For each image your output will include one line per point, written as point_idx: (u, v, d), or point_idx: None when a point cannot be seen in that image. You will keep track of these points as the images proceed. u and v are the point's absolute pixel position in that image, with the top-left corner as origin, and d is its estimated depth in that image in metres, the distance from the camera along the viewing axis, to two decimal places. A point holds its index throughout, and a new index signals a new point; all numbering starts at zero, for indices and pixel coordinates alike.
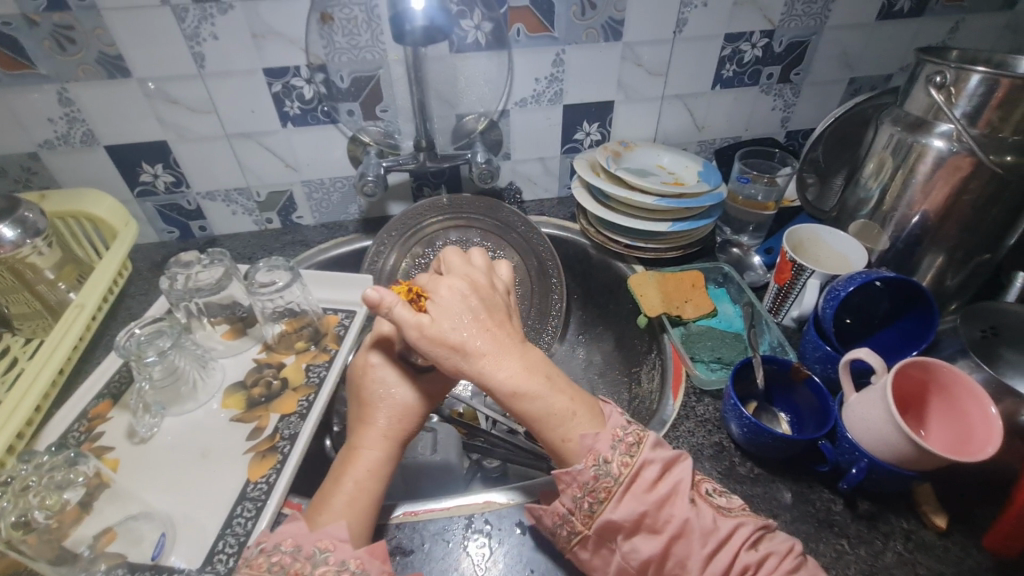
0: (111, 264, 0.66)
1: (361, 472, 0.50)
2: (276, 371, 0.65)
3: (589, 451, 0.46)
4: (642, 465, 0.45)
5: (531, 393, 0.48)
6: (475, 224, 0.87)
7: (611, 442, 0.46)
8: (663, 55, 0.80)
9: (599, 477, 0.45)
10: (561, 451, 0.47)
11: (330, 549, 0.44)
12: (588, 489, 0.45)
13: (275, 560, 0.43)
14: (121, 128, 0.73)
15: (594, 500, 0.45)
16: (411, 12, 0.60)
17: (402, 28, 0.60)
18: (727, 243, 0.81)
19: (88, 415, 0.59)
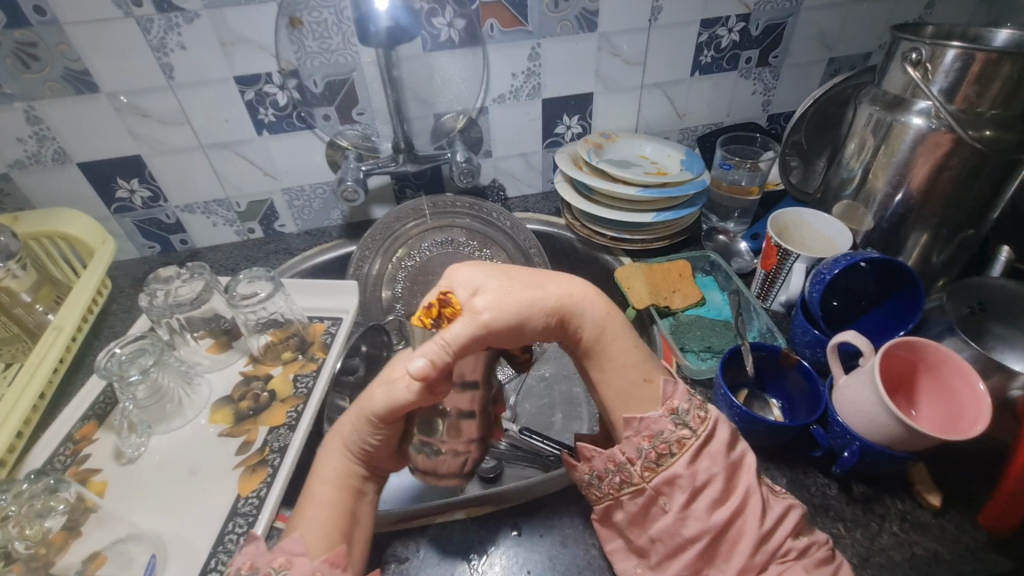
0: (90, 282, 0.65)
1: (331, 487, 0.47)
2: (264, 383, 0.64)
3: (667, 400, 0.46)
4: (717, 425, 0.45)
5: (614, 333, 0.48)
6: (463, 224, 0.86)
7: (688, 396, 0.47)
8: (640, 44, 0.79)
9: (676, 428, 0.44)
10: (643, 394, 0.47)
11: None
12: (660, 440, 0.44)
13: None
14: (92, 144, 0.72)
15: (664, 453, 0.44)
16: (374, 13, 0.60)
17: (366, 30, 0.60)
18: (712, 230, 0.81)
19: (74, 437, 0.58)
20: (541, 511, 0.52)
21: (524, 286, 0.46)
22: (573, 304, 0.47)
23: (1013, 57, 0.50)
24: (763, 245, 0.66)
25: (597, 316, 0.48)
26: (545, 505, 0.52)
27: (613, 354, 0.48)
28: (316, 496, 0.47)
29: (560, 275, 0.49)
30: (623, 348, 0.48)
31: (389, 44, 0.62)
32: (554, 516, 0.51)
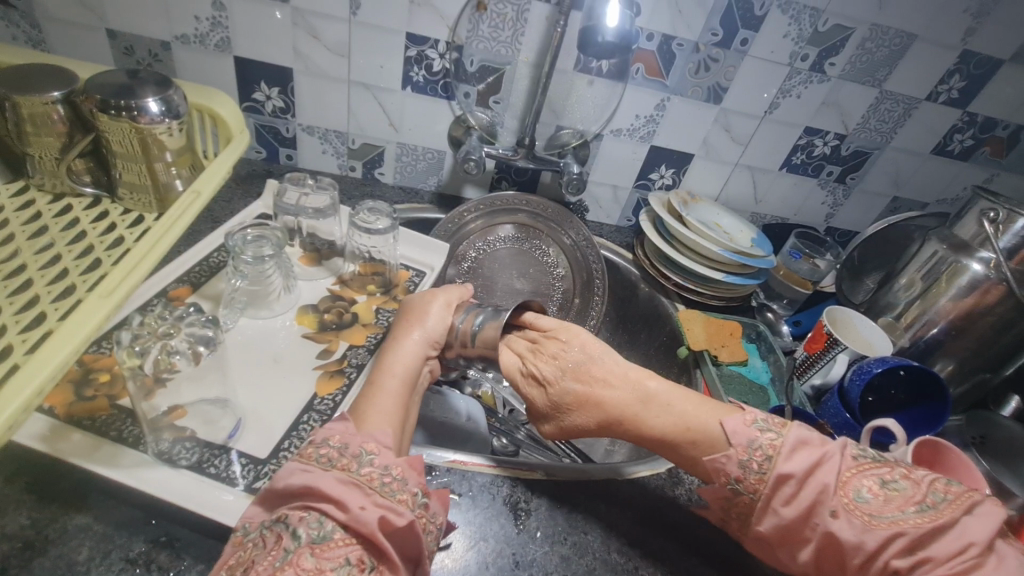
0: (226, 161, 0.68)
1: (396, 381, 0.54)
2: (348, 305, 0.68)
3: (721, 471, 0.48)
4: (776, 479, 0.46)
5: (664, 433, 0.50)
6: (531, 223, 0.92)
7: (739, 463, 0.47)
8: (750, 128, 0.89)
9: (737, 493, 0.48)
10: (700, 470, 0.50)
11: (375, 453, 0.46)
12: (732, 503, 0.49)
13: (324, 452, 0.45)
14: (257, 44, 0.77)
15: (743, 513, 0.48)
16: (604, 27, 0.75)
17: (594, 39, 0.76)
18: (762, 306, 0.90)
19: (168, 295, 0.61)
20: (583, 492, 0.57)
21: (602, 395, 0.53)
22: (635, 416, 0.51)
23: None
24: (814, 330, 0.75)
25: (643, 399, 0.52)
26: (585, 489, 0.57)
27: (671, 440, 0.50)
28: (381, 388, 0.53)
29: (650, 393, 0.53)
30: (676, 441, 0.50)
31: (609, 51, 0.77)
32: (592, 499, 0.56)
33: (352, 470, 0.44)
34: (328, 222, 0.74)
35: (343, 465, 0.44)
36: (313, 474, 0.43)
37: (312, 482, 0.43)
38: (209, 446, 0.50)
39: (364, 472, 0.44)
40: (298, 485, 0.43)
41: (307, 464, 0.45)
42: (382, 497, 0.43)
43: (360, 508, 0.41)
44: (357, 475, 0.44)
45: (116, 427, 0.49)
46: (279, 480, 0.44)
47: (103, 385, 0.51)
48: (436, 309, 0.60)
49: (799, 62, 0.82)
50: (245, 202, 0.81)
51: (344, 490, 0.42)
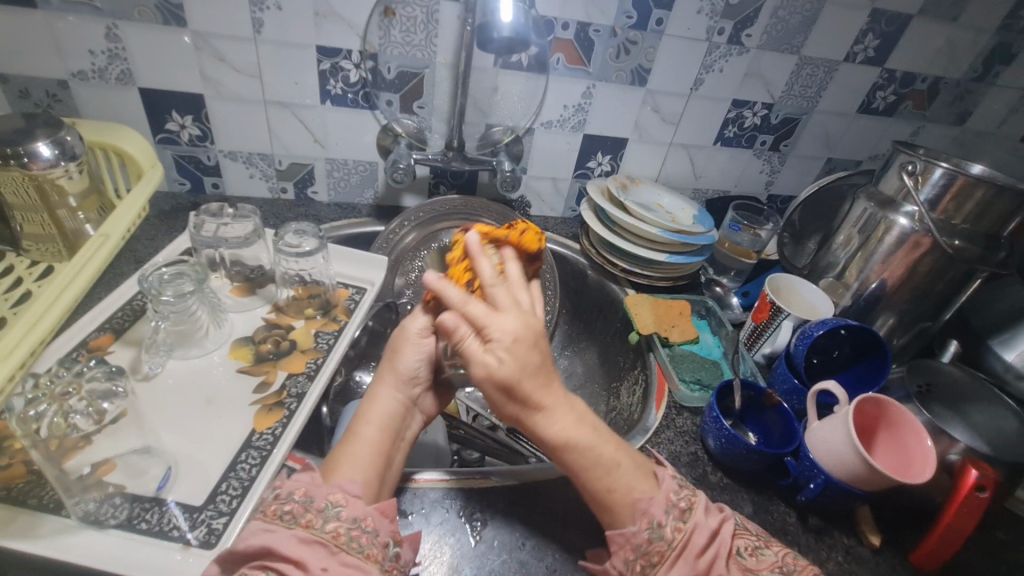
0: (137, 199, 0.65)
1: (374, 430, 0.52)
2: (285, 332, 0.65)
3: (642, 514, 0.47)
4: (693, 530, 0.46)
5: (581, 444, 0.49)
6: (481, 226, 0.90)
7: (666, 506, 0.47)
8: (679, 107, 0.89)
9: (652, 540, 0.46)
10: (610, 501, 0.49)
11: (342, 504, 0.44)
12: (641, 552, 0.46)
13: (287, 508, 0.44)
14: (159, 73, 0.74)
15: (648, 564, 0.45)
16: (498, 23, 0.68)
17: (489, 36, 0.68)
18: (710, 281, 0.90)
19: (87, 346, 0.58)
20: (540, 494, 0.56)
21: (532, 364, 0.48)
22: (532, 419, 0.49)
23: (986, 184, 0.63)
24: (758, 300, 0.75)
25: (565, 423, 0.49)
26: (544, 489, 0.57)
27: (583, 456, 0.49)
28: (357, 438, 0.51)
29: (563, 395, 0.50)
30: (587, 458, 0.49)
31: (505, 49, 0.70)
32: (549, 499, 0.56)
33: (315, 528, 0.43)
34: (253, 248, 0.71)
35: (307, 522, 0.43)
36: (275, 534, 0.43)
37: (272, 543, 0.42)
38: (138, 501, 0.47)
39: (329, 529, 0.43)
40: (257, 545, 0.42)
41: (270, 523, 0.43)
42: (349, 557, 0.42)
43: (322, 570, 0.41)
44: (320, 532, 0.43)
45: (34, 494, 0.46)
46: (239, 541, 0.43)
47: (18, 452, 0.48)
48: (414, 333, 0.57)
49: (716, 36, 0.82)
50: (170, 238, 0.78)
51: (305, 550, 0.42)
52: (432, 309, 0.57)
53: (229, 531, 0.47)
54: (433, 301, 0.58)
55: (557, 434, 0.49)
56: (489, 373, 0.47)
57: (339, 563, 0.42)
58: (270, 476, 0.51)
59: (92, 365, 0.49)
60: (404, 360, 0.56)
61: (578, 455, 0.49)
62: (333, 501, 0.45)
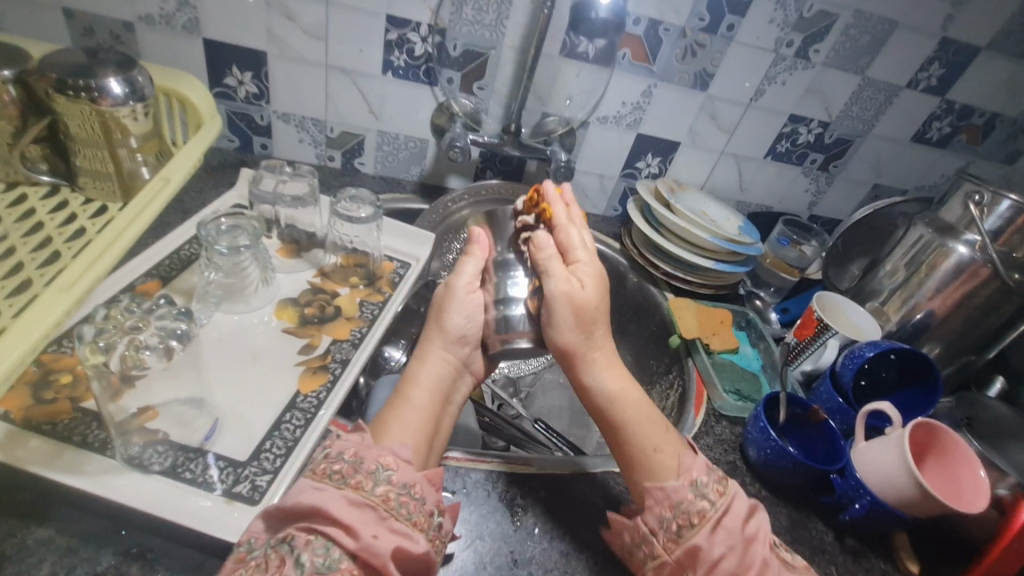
0: (194, 150, 0.64)
1: (424, 396, 0.51)
2: (330, 298, 0.64)
3: (685, 471, 0.47)
4: (733, 498, 0.45)
5: (629, 402, 0.51)
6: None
7: (707, 469, 0.47)
8: (736, 116, 0.89)
9: (694, 500, 0.45)
10: (652, 462, 0.48)
11: (392, 469, 0.43)
12: (680, 511, 0.45)
13: (337, 467, 0.42)
14: (227, 26, 0.73)
15: (685, 525, 0.44)
16: (597, 3, 0.74)
17: (586, 15, 0.74)
18: (750, 294, 0.89)
19: (135, 290, 0.57)
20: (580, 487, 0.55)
21: (590, 321, 0.54)
22: (576, 355, 0.54)
23: None
24: (804, 317, 0.75)
25: (614, 372, 0.54)
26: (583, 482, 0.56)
27: (633, 449, 0.49)
28: (408, 402, 0.50)
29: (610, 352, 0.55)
30: (646, 419, 0.50)
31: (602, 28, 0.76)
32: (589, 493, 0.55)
33: (366, 490, 0.41)
34: (307, 212, 0.71)
35: (357, 483, 0.41)
36: (326, 493, 0.40)
37: (324, 504, 0.39)
38: (183, 449, 0.46)
39: (379, 492, 0.41)
40: (307, 505, 0.39)
41: (320, 481, 0.41)
42: (399, 523, 0.40)
43: (373, 537, 0.39)
44: (371, 495, 0.41)
45: (79, 431, 0.45)
46: (290, 496, 0.40)
47: (64, 387, 0.47)
48: (461, 288, 0.58)
49: (784, 48, 0.82)
50: (217, 192, 0.77)
51: (355, 514, 0.39)
52: (477, 263, 0.59)
53: (272, 490, 0.45)
54: (474, 256, 0.60)
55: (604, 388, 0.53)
56: (569, 292, 0.54)
57: (388, 529, 0.40)
58: (314, 438, 0.50)
59: (161, 305, 0.51)
60: (455, 317, 0.57)
61: (636, 423, 0.50)
62: (384, 465, 0.43)
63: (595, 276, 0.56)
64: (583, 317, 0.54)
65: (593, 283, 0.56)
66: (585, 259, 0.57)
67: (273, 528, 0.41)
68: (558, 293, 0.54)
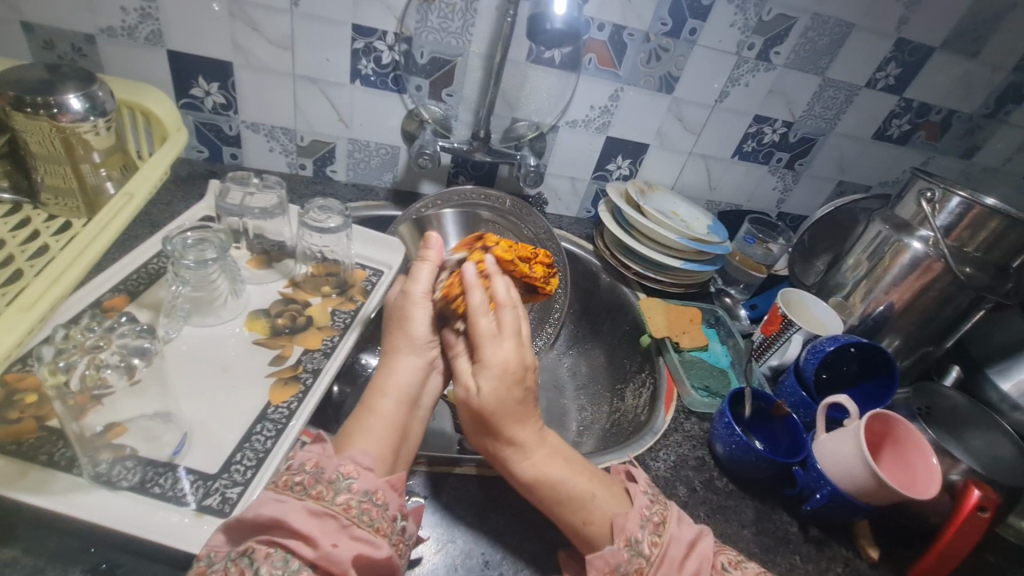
0: (159, 162, 0.64)
1: (391, 402, 0.51)
2: (302, 307, 0.64)
3: (621, 532, 0.47)
4: (658, 480, 0.53)
5: (558, 476, 0.50)
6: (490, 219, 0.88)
7: (636, 463, 0.54)
8: (702, 118, 0.90)
9: (631, 559, 0.46)
10: (584, 532, 0.48)
11: (353, 476, 0.44)
12: (620, 573, 0.46)
13: (298, 479, 0.43)
14: (191, 37, 0.73)
15: (628, 575, 0.46)
16: (552, 15, 0.70)
17: (543, 26, 0.70)
18: (721, 292, 0.91)
19: (102, 306, 0.57)
20: None
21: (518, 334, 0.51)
22: (501, 426, 0.50)
23: (1000, 216, 0.65)
24: (769, 313, 0.76)
25: (541, 459, 0.50)
26: None
27: (554, 485, 0.49)
28: (374, 411, 0.51)
29: (536, 433, 0.52)
30: (569, 490, 0.49)
31: (557, 40, 0.73)
32: None
33: (326, 500, 0.42)
34: (276, 222, 0.71)
35: (317, 493, 0.42)
36: (285, 505, 0.41)
37: (283, 516, 0.40)
38: (152, 465, 0.46)
39: (340, 501, 0.42)
40: (266, 515, 0.40)
41: (281, 493, 0.42)
42: (360, 530, 0.41)
43: (332, 546, 0.40)
44: (331, 505, 0.42)
45: (46, 450, 0.45)
46: (248, 509, 0.41)
47: (29, 406, 0.47)
48: (420, 297, 0.56)
49: (746, 51, 0.83)
50: (186, 204, 0.77)
51: (314, 524, 0.40)
52: (432, 271, 0.57)
53: (243, 501, 0.46)
54: (429, 262, 0.57)
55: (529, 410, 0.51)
56: (470, 400, 0.50)
57: (350, 538, 0.41)
58: (286, 447, 0.50)
59: (122, 324, 0.51)
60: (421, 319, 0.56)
61: (552, 487, 0.49)
62: (344, 473, 0.44)
63: (519, 335, 0.51)
64: (513, 372, 0.49)
65: (518, 347, 0.51)
66: (513, 312, 0.51)
67: (234, 540, 0.41)
68: (494, 363, 0.49)
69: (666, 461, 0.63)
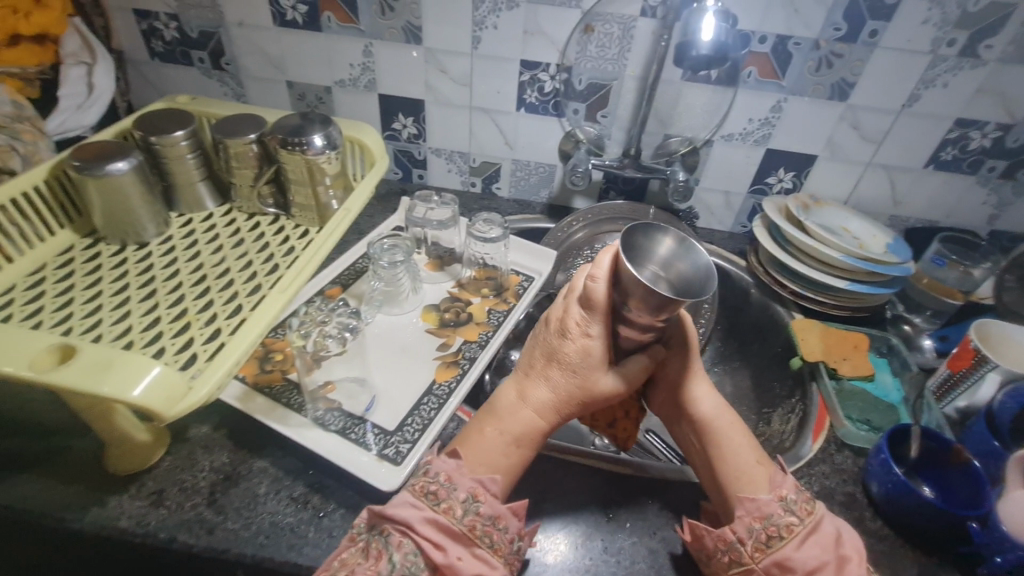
0: (369, 184, 0.81)
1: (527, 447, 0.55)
2: (464, 305, 0.76)
3: (776, 487, 0.50)
4: (822, 518, 0.48)
5: (727, 416, 0.56)
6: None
7: (797, 489, 0.49)
8: (884, 125, 0.82)
9: (784, 514, 0.48)
10: (750, 474, 0.52)
11: (482, 501, 0.48)
12: (769, 522, 0.48)
13: (433, 488, 0.48)
14: (397, 83, 0.91)
15: (774, 535, 0.47)
16: (699, 41, 0.71)
17: (688, 53, 0.72)
18: (898, 318, 0.82)
19: (324, 293, 0.75)
20: (676, 493, 0.59)
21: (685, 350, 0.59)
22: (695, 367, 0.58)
23: None
24: (957, 346, 0.67)
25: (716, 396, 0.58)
26: (680, 489, 0.59)
27: (729, 425, 0.55)
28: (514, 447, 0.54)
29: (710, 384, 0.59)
30: (737, 432, 0.55)
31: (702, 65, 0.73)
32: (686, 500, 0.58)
33: (455, 516, 0.47)
34: (449, 232, 0.85)
35: (447, 508, 0.47)
36: (418, 512, 0.47)
37: (415, 522, 0.46)
38: (351, 416, 0.60)
39: (466, 521, 0.47)
40: (401, 518, 0.46)
41: (417, 499, 0.47)
42: (482, 550, 0.46)
43: (457, 558, 0.45)
44: (459, 522, 0.47)
45: (286, 395, 0.61)
46: (388, 506, 0.47)
47: (278, 362, 0.64)
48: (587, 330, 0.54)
49: (943, 48, 0.74)
50: (384, 216, 0.95)
51: (442, 537, 0.46)
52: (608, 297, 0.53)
53: (411, 455, 0.57)
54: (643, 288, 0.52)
55: (701, 409, 0.56)
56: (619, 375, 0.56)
57: (475, 556, 0.46)
58: (444, 418, 0.61)
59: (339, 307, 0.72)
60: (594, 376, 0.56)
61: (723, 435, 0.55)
62: (473, 496, 0.48)
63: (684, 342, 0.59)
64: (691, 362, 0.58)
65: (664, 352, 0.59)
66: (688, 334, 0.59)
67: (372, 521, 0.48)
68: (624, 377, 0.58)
69: (807, 490, 0.60)
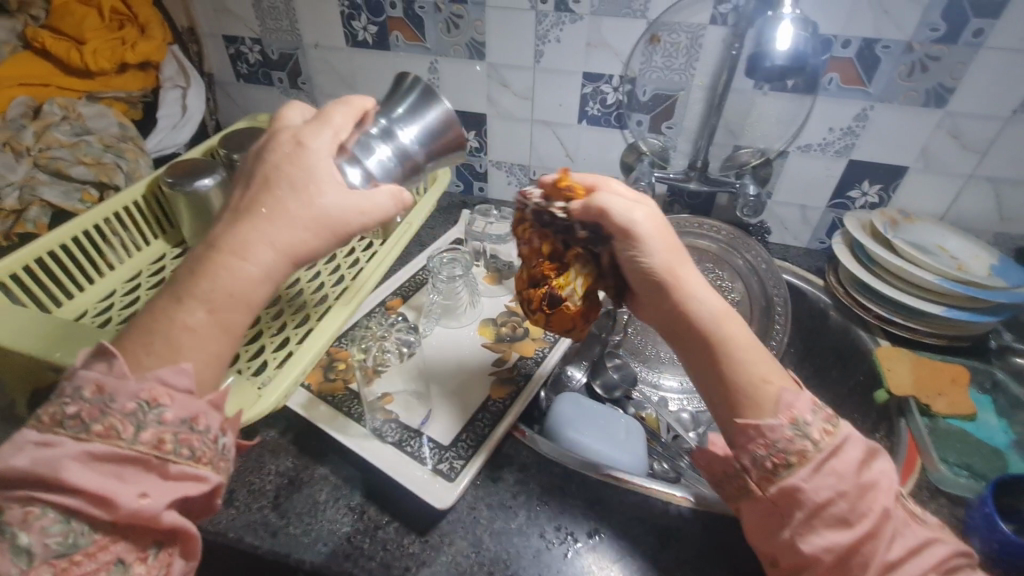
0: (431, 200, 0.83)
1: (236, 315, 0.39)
2: (521, 320, 0.75)
3: (789, 409, 0.43)
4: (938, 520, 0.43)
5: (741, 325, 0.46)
6: (707, 247, 0.87)
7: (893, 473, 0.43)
8: (989, 132, 0.73)
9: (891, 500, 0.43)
10: (756, 394, 0.44)
11: (163, 403, 0.36)
12: (777, 449, 0.42)
13: (70, 411, 0.34)
14: (460, 98, 0.92)
15: (781, 464, 0.42)
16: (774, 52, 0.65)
17: (761, 64, 0.66)
18: (1005, 350, 0.73)
19: (385, 304, 0.77)
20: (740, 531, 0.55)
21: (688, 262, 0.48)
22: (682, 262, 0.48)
23: None
24: None
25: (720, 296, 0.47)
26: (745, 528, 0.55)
27: (739, 334, 0.46)
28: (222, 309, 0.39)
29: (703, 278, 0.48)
30: (749, 349, 0.45)
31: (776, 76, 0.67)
32: None
33: (118, 436, 0.34)
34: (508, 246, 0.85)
35: (103, 429, 0.34)
36: (59, 450, 0.33)
37: (56, 469, 0.33)
38: (407, 429, 0.62)
39: (144, 438, 0.35)
40: (24, 467, 0.32)
41: (49, 432, 0.34)
42: (179, 466, 0.36)
43: (139, 496, 0.34)
44: (126, 445, 0.34)
45: (347, 404, 0.64)
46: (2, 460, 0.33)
47: (340, 371, 0.67)
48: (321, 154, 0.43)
49: None
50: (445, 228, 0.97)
51: (100, 479, 0.33)
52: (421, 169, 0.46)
53: (465, 471, 0.57)
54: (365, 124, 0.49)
55: (705, 314, 0.46)
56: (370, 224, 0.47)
57: (166, 480, 0.35)
58: (497, 435, 0.61)
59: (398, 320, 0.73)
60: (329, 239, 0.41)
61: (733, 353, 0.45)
62: (149, 401, 0.36)
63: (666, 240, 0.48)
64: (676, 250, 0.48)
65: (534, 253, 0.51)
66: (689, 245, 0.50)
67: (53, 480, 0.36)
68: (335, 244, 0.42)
69: None
